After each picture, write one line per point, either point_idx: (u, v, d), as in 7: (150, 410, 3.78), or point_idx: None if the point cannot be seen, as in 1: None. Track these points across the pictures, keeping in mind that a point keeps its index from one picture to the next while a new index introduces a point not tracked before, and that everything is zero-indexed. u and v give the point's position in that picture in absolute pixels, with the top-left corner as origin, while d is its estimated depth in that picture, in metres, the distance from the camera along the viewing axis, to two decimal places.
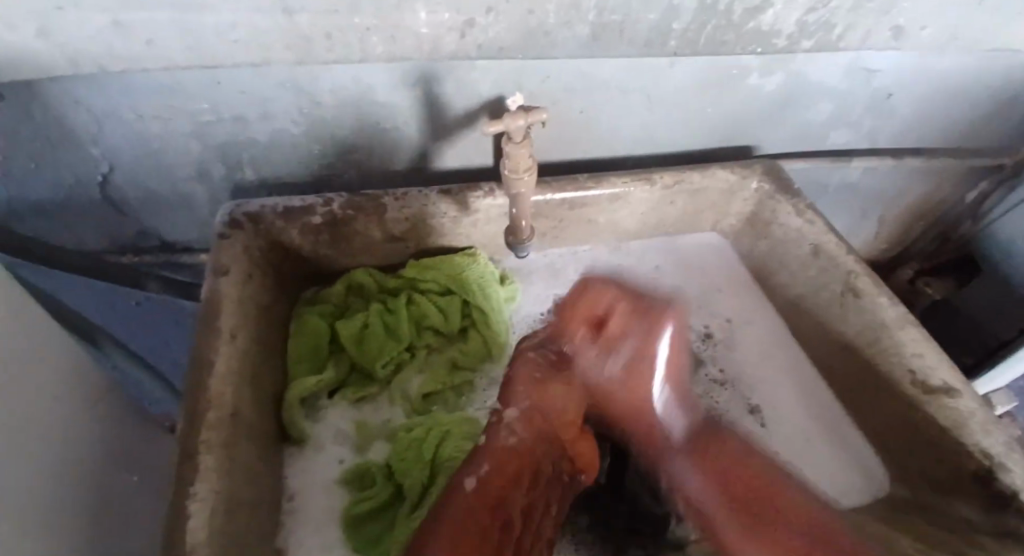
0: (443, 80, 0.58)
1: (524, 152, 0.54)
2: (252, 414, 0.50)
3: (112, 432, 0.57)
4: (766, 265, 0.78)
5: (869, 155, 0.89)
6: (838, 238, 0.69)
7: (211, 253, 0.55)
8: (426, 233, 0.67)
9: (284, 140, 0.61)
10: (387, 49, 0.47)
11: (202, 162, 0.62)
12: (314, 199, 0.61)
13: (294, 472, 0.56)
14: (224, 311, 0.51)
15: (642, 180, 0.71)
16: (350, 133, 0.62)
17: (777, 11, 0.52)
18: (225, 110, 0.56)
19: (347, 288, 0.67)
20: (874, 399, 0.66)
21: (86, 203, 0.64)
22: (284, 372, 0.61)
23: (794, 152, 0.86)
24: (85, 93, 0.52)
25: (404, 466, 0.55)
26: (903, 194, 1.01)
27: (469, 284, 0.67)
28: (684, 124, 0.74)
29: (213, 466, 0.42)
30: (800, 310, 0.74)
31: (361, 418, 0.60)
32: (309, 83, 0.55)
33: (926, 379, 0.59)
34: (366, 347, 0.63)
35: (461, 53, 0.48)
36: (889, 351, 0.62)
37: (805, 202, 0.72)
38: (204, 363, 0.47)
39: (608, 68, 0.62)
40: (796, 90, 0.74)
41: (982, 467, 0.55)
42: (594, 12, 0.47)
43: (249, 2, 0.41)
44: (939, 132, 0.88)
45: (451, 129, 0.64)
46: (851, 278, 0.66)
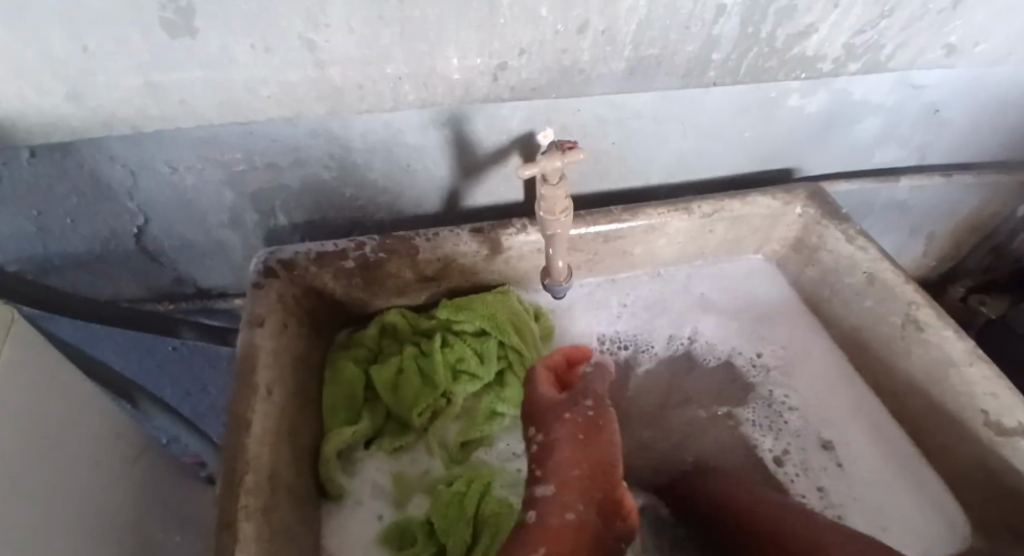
0: (475, 120, 0.57)
1: (560, 192, 0.52)
2: (290, 472, 0.49)
3: (151, 487, 0.56)
4: (815, 293, 0.74)
5: (917, 172, 0.84)
6: (894, 264, 0.65)
7: (247, 304, 0.55)
8: (459, 273, 0.66)
9: (316, 185, 0.60)
10: (420, 95, 0.46)
11: (236, 210, 0.62)
12: (346, 243, 0.60)
13: (332, 530, 0.54)
14: (260, 365, 0.50)
15: (680, 210, 0.69)
16: (381, 175, 0.61)
17: (823, 35, 0.49)
18: (258, 159, 0.56)
19: (381, 331, 0.66)
20: (944, 438, 0.61)
21: (123, 253, 0.64)
22: (320, 422, 0.59)
23: (837, 173, 0.82)
24: (121, 149, 0.53)
25: (445, 522, 0.52)
26: (955, 210, 0.96)
27: (504, 323, 0.65)
28: (721, 150, 0.71)
29: (252, 534, 0.41)
30: (856, 341, 0.70)
31: (399, 470, 0.58)
32: (340, 129, 0.55)
33: (1005, 417, 0.54)
34: (402, 393, 0.61)
35: (494, 95, 0.47)
36: (960, 387, 0.58)
37: (855, 227, 0.68)
38: (241, 422, 0.46)
39: (641, 98, 0.60)
40: (839, 110, 0.70)
41: None
42: (631, 47, 0.46)
43: (282, 58, 0.40)
44: (993, 145, 0.83)
45: (482, 166, 0.63)
46: (913, 307, 0.62)
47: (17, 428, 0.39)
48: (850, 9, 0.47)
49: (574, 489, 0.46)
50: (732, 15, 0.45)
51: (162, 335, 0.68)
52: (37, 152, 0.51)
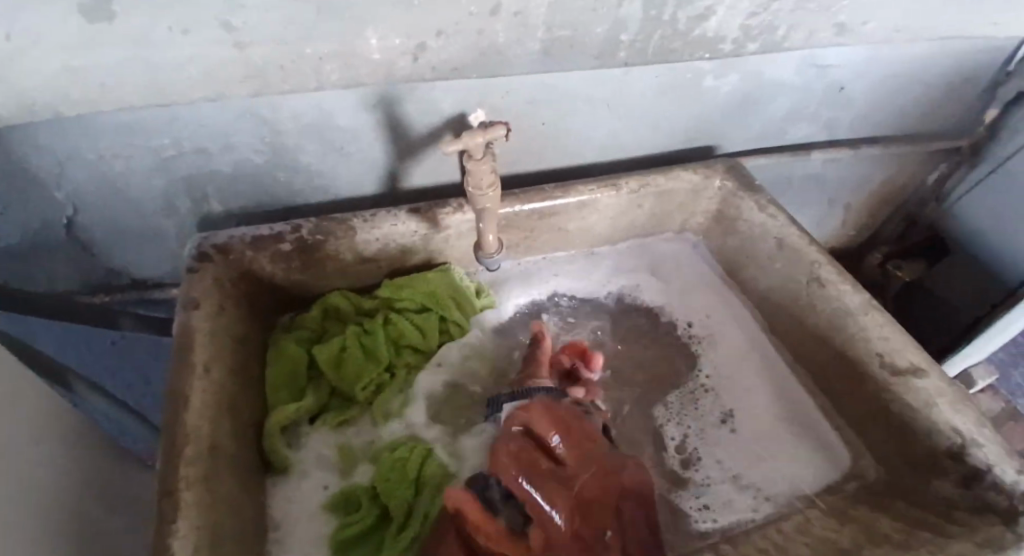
0: (405, 102, 0.59)
1: (487, 167, 0.55)
2: (232, 446, 0.50)
3: (93, 475, 0.56)
4: (736, 261, 0.80)
5: (827, 147, 0.91)
6: (802, 229, 0.71)
7: (182, 288, 0.55)
8: (399, 253, 0.68)
9: (250, 170, 0.61)
10: (343, 76, 0.47)
11: (169, 197, 0.62)
12: (283, 226, 0.61)
13: (278, 502, 0.55)
14: (197, 345, 0.51)
15: (608, 186, 0.73)
16: (315, 159, 0.62)
17: (721, 17, 0.53)
18: (188, 145, 0.57)
19: (323, 312, 0.67)
20: (847, 383, 0.68)
21: (53, 246, 0.63)
22: (264, 401, 0.61)
23: (755, 149, 0.88)
24: (45, 137, 0.52)
25: (389, 485, 0.55)
26: (865, 182, 1.04)
27: (444, 300, 0.68)
28: (646, 129, 0.75)
29: (193, 501, 0.42)
30: (772, 303, 0.76)
31: (344, 442, 0.60)
32: (271, 113, 0.56)
33: (895, 359, 0.61)
34: (345, 369, 0.63)
35: (417, 75, 0.49)
36: (857, 336, 0.64)
37: (767, 197, 0.74)
38: (179, 399, 0.47)
39: (565, 80, 0.64)
40: (751, 89, 0.76)
41: (954, 443, 0.56)
42: (544, 29, 0.49)
43: (201, 40, 0.42)
44: (892, 120, 0.91)
45: (416, 149, 0.65)
46: (816, 267, 0.68)
47: None
48: None
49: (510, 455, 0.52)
50: None
51: (99, 327, 0.68)
52: None
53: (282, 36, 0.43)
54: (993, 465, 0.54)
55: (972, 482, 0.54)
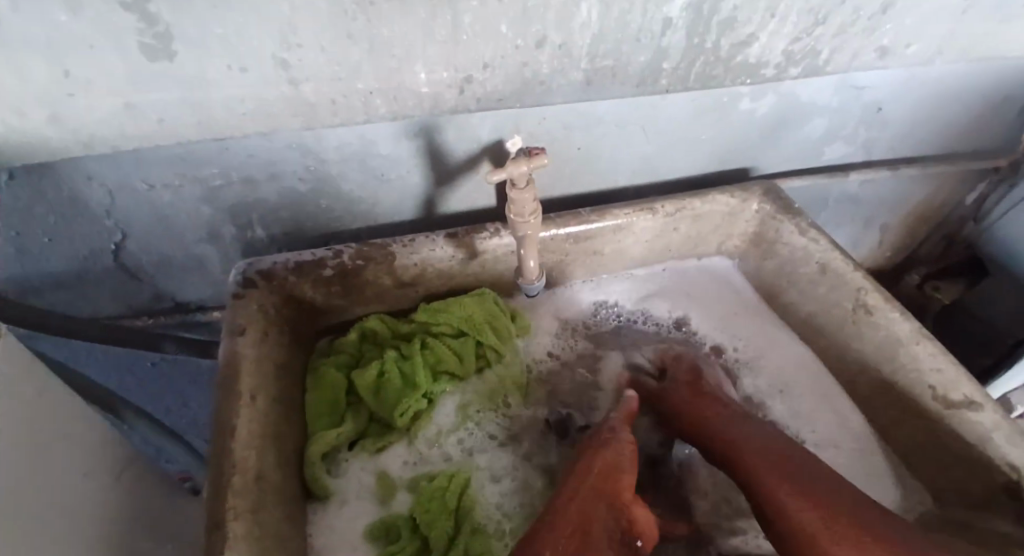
0: (445, 130, 0.59)
1: (529, 196, 0.55)
2: (278, 475, 0.51)
3: (138, 499, 0.57)
4: (774, 284, 0.78)
5: (865, 167, 0.90)
6: (844, 253, 0.70)
7: (227, 315, 0.56)
8: (436, 278, 0.68)
9: (293, 198, 0.62)
10: (390, 108, 0.48)
11: (213, 224, 0.63)
12: (324, 252, 0.62)
13: (319, 529, 0.55)
14: (243, 372, 0.51)
15: (644, 209, 0.72)
16: (356, 185, 0.63)
17: (763, 43, 0.53)
18: (234, 173, 0.58)
19: (361, 337, 0.67)
20: (897, 413, 0.66)
21: (102, 271, 0.65)
22: (304, 427, 0.61)
23: (791, 170, 0.87)
24: (99, 167, 0.54)
25: (429, 515, 0.54)
26: (903, 202, 1.01)
27: (481, 324, 0.68)
28: (681, 151, 0.75)
29: (242, 533, 0.42)
30: (813, 327, 0.74)
31: (384, 469, 0.60)
32: (316, 143, 0.57)
33: (948, 391, 0.59)
34: (384, 395, 0.63)
35: (461, 106, 0.50)
36: (907, 365, 0.62)
37: (806, 220, 0.73)
38: (227, 427, 0.47)
39: (602, 106, 0.64)
40: (788, 110, 0.75)
41: (1012, 479, 0.55)
42: (587, 59, 0.49)
43: (255, 77, 0.43)
44: (933, 140, 0.89)
45: (454, 174, 0.66)
46: (861, 293, 0.66)
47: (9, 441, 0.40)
48: (785, 20, 0.51)
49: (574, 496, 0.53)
50: (678, 28, 0.48)
51: (143, 350, 0.69)
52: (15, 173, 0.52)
53: (335, 73, 0.44)
54: None
55: None
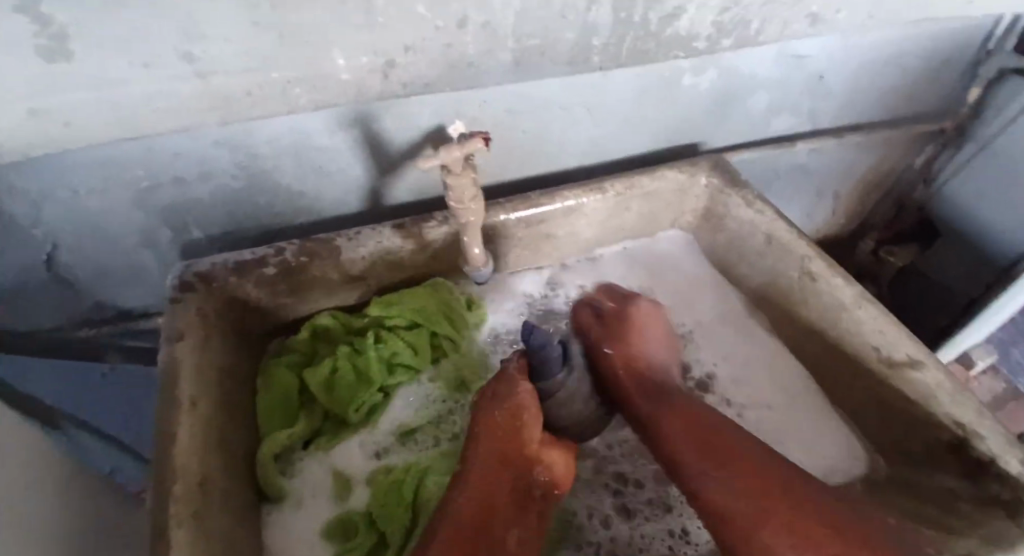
0: (381, 118, 0.58)
1: (467, 181, 0.54)
2: (225, 481, 0.49)
3: (87, 516, 0.56)
4: (726, 257, 0.79)
5: (812, 136, 0.91)
6: (790, 223, 0.71)
7: (166, 321, 0.54)
8: (386, 270, 0.67)
9: (228, 196, 0.60)
10: (312, 97, 0.47)
11: (148, 228, 0.61)
12: (265, 250, 0.60)
13: (275, 530, 0.54)
14: (183, 378, 0.50)
15: (593, 189, 0.72)
16: (294, 180, 0.62)
17: (692, 16, 0.53)
18: (163, 174, 0.56)
19: (313, 335, 0.66)
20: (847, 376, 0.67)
21: (33, 285, 0.62)
22: (257, 430, 0.60)
23: (740, 143, 0.88)
24: (16, 177, 0.51)
25: (386, 510, 0.54)
26: (852, 170, 1.03)
27: (434, 314, 0.67)
28: (627, 129, 0.75)
29: (184, 542, 0.41)
30: (765, 297, 0.75)
31: (341, 467, 0.59)
32: (246, 137, 0.55)
33: (892, 352, 0.60)
34: (337, 392, 0.62)
35: (388, 92, 0.49)
36: (851, 329, 0.64)
37: (753, 192, 0.73)
38: (166, 435, 0.46)
39: (542, 87, 0.63)
40: (730, 84, 0.75)
41: (957, 436, 0.56)
42: (514, 38, 0.48)
43: (164, 72, 0.41)
44: (875, 107, 0.91)
45: (396, 164, 0.64)
46: (806, 261, 0.67)
47: None
48: None
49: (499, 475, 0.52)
50: (603, 3, 0.48)
51: None
52: None
53: (250, 64, 0.42)
54: (995, 457, 0.53)
55: (977, 473, 0.55)
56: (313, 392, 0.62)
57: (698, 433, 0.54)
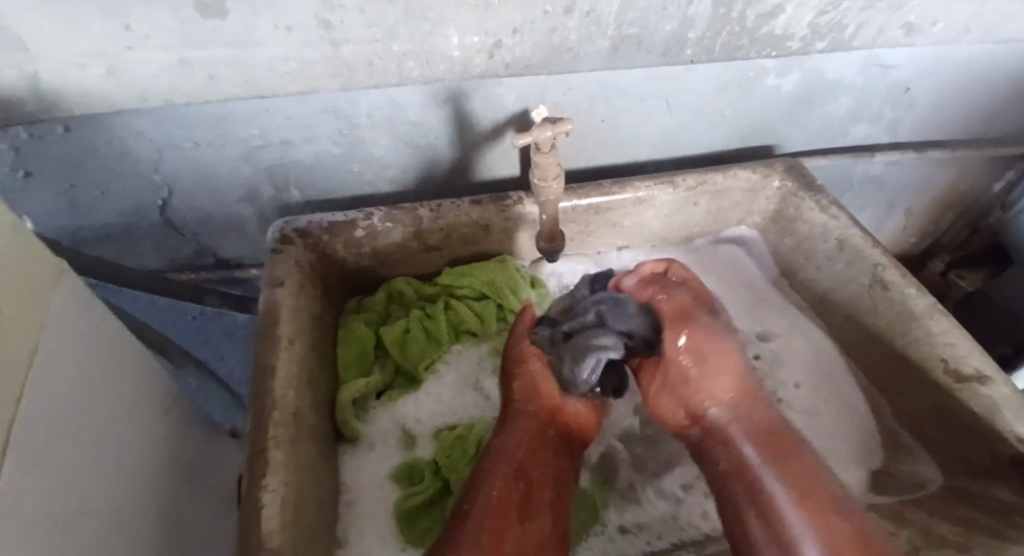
0: (473, 97, 0.62)
1: (552, 160, 0.57)
2: (312, 416, 0.54)
3: (180, 436, 0.62)
4: (792, 261, 0.79)
5: (891, 148, 0.89)
6: (863, 230, 0.71)
7: (266, 268, 0.60)
8: (461, 242, 0.71)
9: (327, 161, 0.65)
10: (423, 72, 0.51)
11: (253, 183, 0.67)
12: (356, 214, 0.65)
13: (348, 469, 0.59)
14: (281, 320, 0.55)
15: (665, 183, 0.74)
16: (387, 151, 0.66)
17: (790, 15, 0.54)
18: (274, 135, 0.61)
19: (388, 297, 0.70)
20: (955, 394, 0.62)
21: (148, 225, 0.69)
22: (335, 377, 0.64)
23: (815, 149, 0.87)
24: (149, 125, 0.58)
25: (451, 461, 0.58)
26: (927, 187, 1.01)
27: (503, 289, 0.70)
28: (704, 126, 0.76)
29: (280, 459, 0.46)
30: (830, 304, 0.75)
31: (408, 420, 0.63)
32: (349, 106, 0.59)
33: (960, 365, 0.59)
34: (409, 349, 0.66)
35: (491, 72, 0.52)
36: (918, 340, 0.63)
37: (828, 197, 0.74)
38: (267, 366, 0.51)
39: (627, 78, 0.65)
40: (813, 88, 0.75)
41: (1019, 451, 0.56)
42: (615, 26, 0.51)
43: (300, 37, 0.46)
44: (963, 122, 0.88)
45: (481, 142, 0.68)
46: (878, 269, 0.67)
47: (68, 370, 0.44)
48: None
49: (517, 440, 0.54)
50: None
51: (186, 302, 0.74)
52: (69, 127, 0.56)
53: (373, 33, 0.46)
54: None
55: None
56: (387, 348, 0.66)
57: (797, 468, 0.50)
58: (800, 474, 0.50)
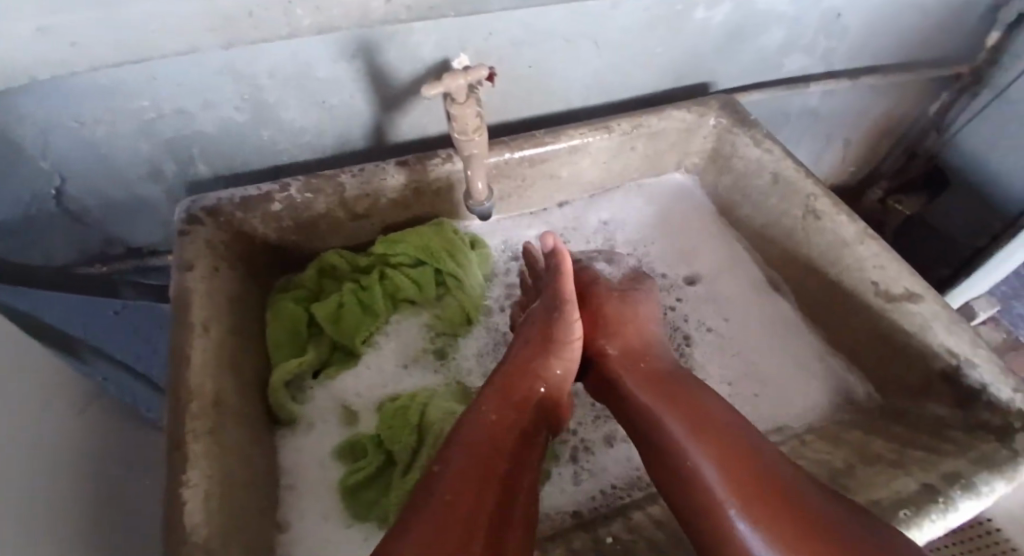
0: (384, 48, 0.57)
1: (470, 112, 0.54)
2: (239, 401, 0.51)
3: (104, 435, 0.58)
4: (730, 199, 0.79)
5: (826, 78, 0.89)
6: (797, 162, 0.70)
7: (175, 252, 0.55)
8: (391, 207, 0.68)
9: (232, 130, 0.60)
10: (317, 20, 0.46)
11: (153, 161, 0.61)
12: (271, 186, 0.61)
13: (287, 452, 0.57)
14: (195, 306, 0.51)
15: (599, 129, 0.71)
16: (299, 115, 0.61)
17: None
18: (167, 105, 0.56)
19: (320, 272, 0.67)
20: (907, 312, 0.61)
21: (43, 217, 0.63)
22: (267, 358, 0.61)
23: (752, 84, 0.85)
24: (21, 105, 0.51)
25: (392, 432, 0.56)
26: (862, 117, 1.01)
27: (439, 253, 0.68)
28: (636, 67, 0.73)
29: (202, 451, 0.44)
30: (768, 239, 0.75)
31: (347, 397, 0.61)
32: (246, 66, 0.54)
33: (890, 287, 0.61)
34: (344, 324, 0.63)
35: (392, 17, 0.48)
36: (851, 268, 0.64)
37: (762, 132, 0.73)
38: (181, 356, 0.48)
39: (550, 17, 0.62)
40: (745, 19, 0.73)
41: (949, 366, 0.56)
42: None
43: None
44: (896, 46, 0.88)
45: (401, 98, 0.64)
46: (812, 200, 0.67)
47: None
48: None
49: (498, 404, 0.47)
50: None
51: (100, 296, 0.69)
52: None
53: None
54: (986, 386, 0.54)
55: (967, 403, 0.55)
56: (321, 324, 0.63)
57: (739, 453, 0.40)
58: (723, 436, 0.42)
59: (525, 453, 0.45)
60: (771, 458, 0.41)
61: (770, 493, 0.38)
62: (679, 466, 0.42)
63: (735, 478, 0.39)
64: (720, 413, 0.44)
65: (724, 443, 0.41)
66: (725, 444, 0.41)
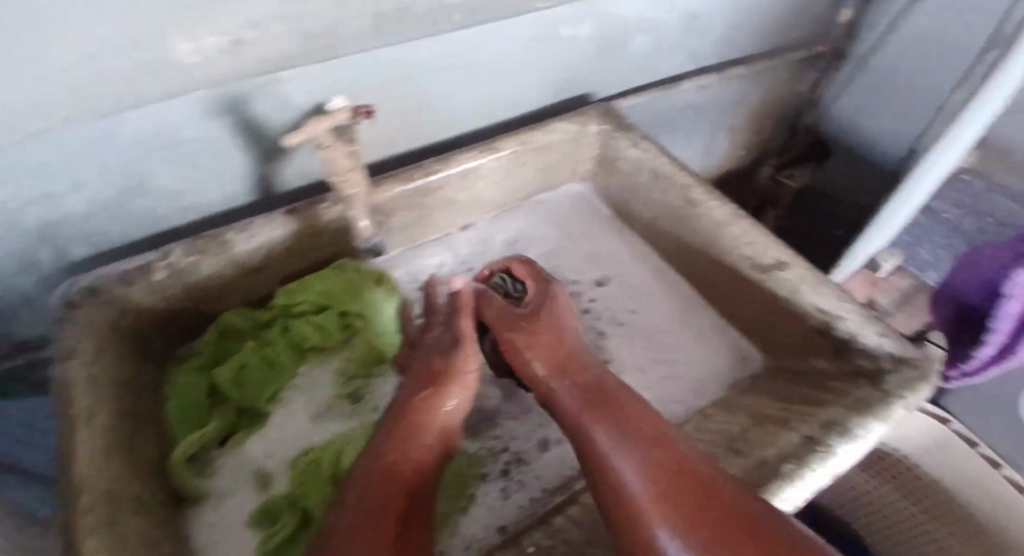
0: (253, 103, 0.57)
1: (342, 154, 0.58)
2: (137, 485, 0.49)
3: None
4: (620, 199, 0.83)
5: (699, 74, 0.95)
6: (670, 156, 0.76)
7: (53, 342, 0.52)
8: (285, 257, 0.67)
9: (103, 206, 0.58)
10: (164, 83, 0.47)
11: (23, 253, 0.58)
12: (152, 256, 0.59)
13: (200, 528, 0.54)
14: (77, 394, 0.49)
15: (487, 150, 0.73)
16: (174, 179, 0.60)
17: None
18: (28, 192, 0.53)
19: (218, 335, 0.65)
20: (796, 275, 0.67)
21: None
22: (169, 435, 0.59)
23: (632, 87, 0.90)
24: None
25: (308, 487, 0.55)
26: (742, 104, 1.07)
27: (341, 295, 0.67)
28: (516, 88, 0.77)
29: (96, 547, 0.41)
30: (657, 231, 0.79)
31: (260, 459, 0.59)
32: (113, 140, 0.53)
33: (761, 258, 0.66)
34: (249, 384, 0.61)
35: (243, 69, 0.50)
36: (729, 246, 0.69)
37: (638, 132, 0.78)
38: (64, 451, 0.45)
39: (417, 53, 0.63)
40: (614, 30, 0.78)
41: (822, 322, 0.62)
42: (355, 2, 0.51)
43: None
44: (756, 36, 0.96)
45: (279, 148, 0.64)
46: (687, 190, 0.72)
47: None
48: None
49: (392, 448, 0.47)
50: None
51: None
52: None
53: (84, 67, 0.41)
54: (851, 333, 0.60)
55: (841, 353, 0.61)
56: (225, 389, 0.61)
57: (672, 468, 0.43)
58: (649, 451, 0.44)
59: (420, 497, 0.45)
60: (694, 467, 0.43)
61: (694, 501, 0.41)
62: (603, 484, 0.43)
63: (659, 498, 0.41)
64: (644, 425, 0.46)
65: (650, 458, 0.43)
66: (649, 459, 0.43)
